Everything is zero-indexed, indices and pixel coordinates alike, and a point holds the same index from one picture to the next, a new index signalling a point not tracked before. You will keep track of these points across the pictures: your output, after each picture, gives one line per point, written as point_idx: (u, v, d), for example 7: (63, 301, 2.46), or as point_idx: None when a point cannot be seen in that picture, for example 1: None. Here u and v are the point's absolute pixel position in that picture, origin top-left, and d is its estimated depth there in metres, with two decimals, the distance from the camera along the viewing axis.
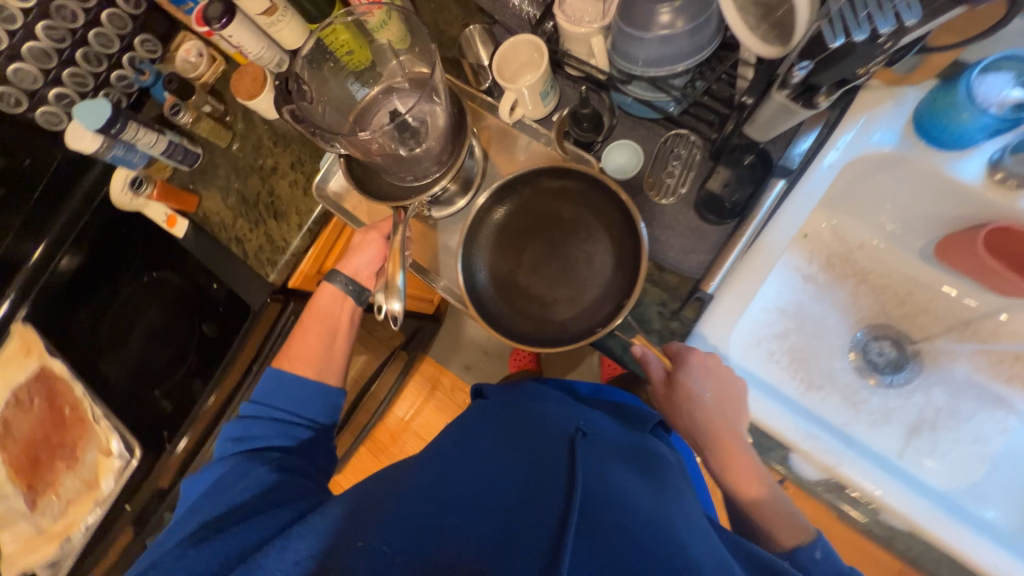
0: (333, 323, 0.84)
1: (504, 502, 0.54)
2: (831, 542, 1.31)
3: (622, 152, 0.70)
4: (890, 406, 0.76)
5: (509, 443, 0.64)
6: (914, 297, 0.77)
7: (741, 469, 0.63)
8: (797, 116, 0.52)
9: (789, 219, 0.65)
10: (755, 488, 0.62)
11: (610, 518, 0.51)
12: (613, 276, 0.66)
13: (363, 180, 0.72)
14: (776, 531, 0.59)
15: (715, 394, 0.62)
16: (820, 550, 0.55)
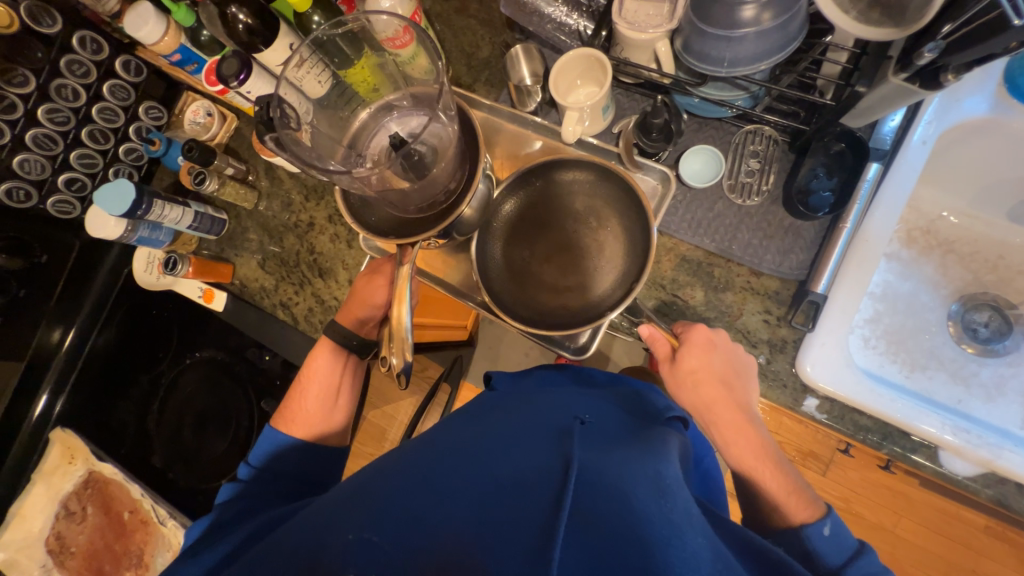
0: (336, 384, 0.72)
1: (481, 499, 0.43)
2: (912, 507, 1.31)
3: (698, 158, 0.66)
4: (1003, 375, 0.72)
5: (507, 428, 0.53)
6: (1006, 261, 0.76)
7: (745, 444, 0.57)
8: (915, 98, 0.48)
9: (890, 203, 0.60)
10: (757, 459, 0.56)
11: (601, 523, 0.40)
12: (627, 260, 0.59)
13: (363, 213, 0.60)
14: (782, 506, 0.52)
15: (722, 370, 0.59)
16: (829, 526, 0.48)
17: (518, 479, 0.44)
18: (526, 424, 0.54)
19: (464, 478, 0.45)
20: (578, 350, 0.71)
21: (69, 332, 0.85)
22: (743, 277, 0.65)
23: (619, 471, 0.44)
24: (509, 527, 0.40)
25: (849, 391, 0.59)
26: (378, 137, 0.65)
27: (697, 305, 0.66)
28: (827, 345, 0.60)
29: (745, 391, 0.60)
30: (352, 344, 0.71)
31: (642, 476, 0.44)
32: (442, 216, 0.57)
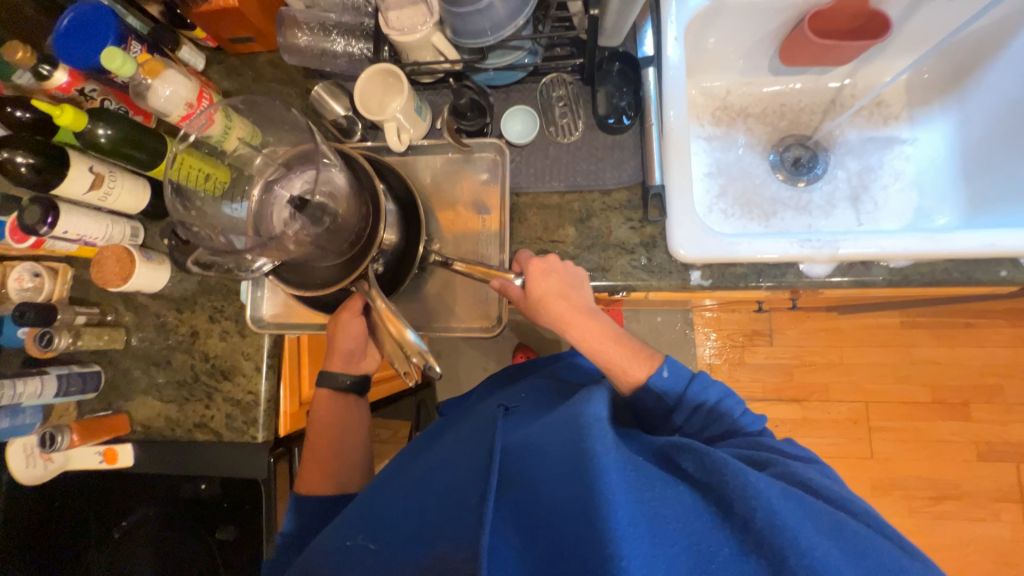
0: (346, 429, 0.75)
1: (438, 495, 0.51)
2: (846, 335, 1.48)
3: (517, 119, 0.73)
4: (829, 192, 0.86)
5: (467, 434, 0.62)
6: (788, 106, 0.91)
7: (597, 334, 0.66)
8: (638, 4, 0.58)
9: (675, 95, 0.70)
10: (605, 347, 0.66)
11: (535, 473, 0.50)
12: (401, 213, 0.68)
13: (303, 279, 0.64)
14: (629, 369, 0.65)
15: (560, 288, 0.65)
16: (666, 367, 0.63)
17: (462, 468, 0.52)
18: (473, 431, 0.62)
19: (427, 492, 0.54)
20: (495, 324, 0.74)
21: None
22: (599, 201, 0.72)
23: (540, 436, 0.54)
24: (459, 502, 0.48)
25: (716, 250, 0.67)
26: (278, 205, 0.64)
27: (574, 240, 0.72)
28: (684, 224, 0.68)
29: (583, 295, 0.67)
30: (347, 383, 0.75)
31: (561, 426, 0.55)
32: (367, 249, 0.61)
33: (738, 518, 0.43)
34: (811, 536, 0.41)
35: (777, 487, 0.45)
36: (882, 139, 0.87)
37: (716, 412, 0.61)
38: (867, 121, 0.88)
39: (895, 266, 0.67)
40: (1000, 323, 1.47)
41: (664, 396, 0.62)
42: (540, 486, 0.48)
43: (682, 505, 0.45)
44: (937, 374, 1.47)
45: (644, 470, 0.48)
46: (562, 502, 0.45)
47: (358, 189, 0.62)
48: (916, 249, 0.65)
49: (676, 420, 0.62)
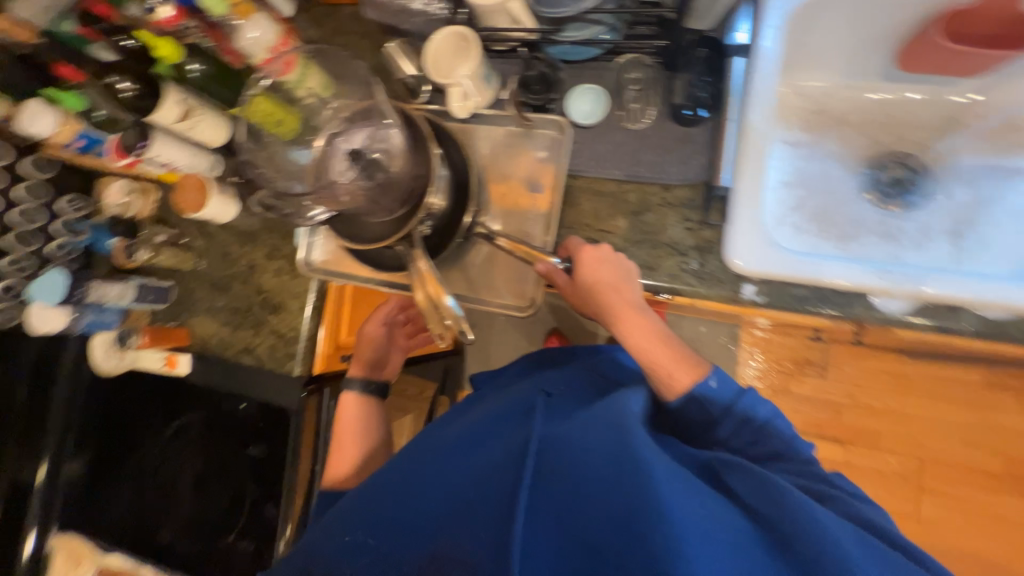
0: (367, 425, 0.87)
1: (464, 483, 0.48)
2: (915, 382, 1.34)
3: (586, 98, 0.70)
4: (925, 221, 0.77)
5: (492, 419, 0.60)
6: (896, 118, 0.81)
7: (640, 327, 0.63)
8: None
9: (764, 91, 0.63)
10: (652, 344, 0.62)
11: (569, 471, 0.46)
12: (453, 180, 0.68)
13: (353, 231, 0.66)
14: (674, 373, 0.60)
15: (611, 277, 0.63)
16: (714, 378, 0.59)
17: (490, 455, 0.51)
18: (501, 414, 0.61)
19: (449, 472, 0.52)
20: (529, 305, 0.74)
21: (41, 460, 0.85)
22: (657, 196, 0.68)
23: (577, 428, 0.51)
24: (484, 497, 0.45)
25: (777, 267, 0.61)
26: (338, 156, 0.66)
27: (624, 233, 0.69)
28: (746, 234, 0.62)
29: (635, 289, 0.64)
30: (366, 386, 0.89)
31: (602, 422, 0.52)
32: (415, 209, 0.62)
33: (800, 556, 0.41)
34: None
35: (845, 527, 0.43)
36: (1007, 169, 0.74)
37: (771, 434, 0.57)
38: (992, 146, 0.76)
39: (985, 318, 0.60)
40: None
41: (708, 406, 0.58)
42: (577, 487, 0.44)
43: (736, 532, 0.42)
44: (1018, 445, 1.30)
45: (695, 485, 0.46)
46: (604, 513, 0.42)
47: (413, 151, 0.63)
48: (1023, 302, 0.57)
49: (720, 429, 0.58)
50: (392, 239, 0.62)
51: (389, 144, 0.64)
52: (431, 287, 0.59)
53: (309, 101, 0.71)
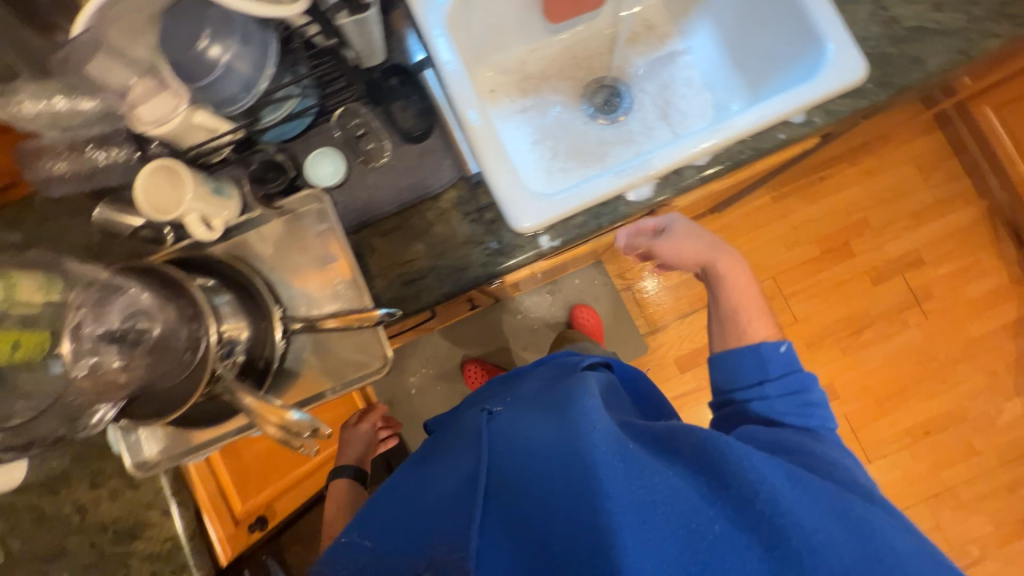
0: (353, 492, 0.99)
1: (442, 500, 0.58)
2: (733, 225, 1.69)
3: (322, 161, 0.72)
4: (640, 118, 0.94)
5: (457, 451, 0.68)
6: (579, 55, 0.97)
7: (737, 267, 0.82)
8: (371, 22, 0.60)
9: (458, 81, 0.73)
10: (749, 293, 0.81)
11: (521, 464, 0.57)
12: (235, 297, 0.65)
13: (159, 410, 0.59)
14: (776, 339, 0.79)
15: (725, 264, 0.82)
16: (784, 344, 0.74)
17: (451, 482, 0.60)
18: (462, 445, 0.68)
19: (417, 506, 0.61)
20: (383, 363, 0.72)
21: None
22: (432, 208, 0.73)
23: (535, 442, 0.60)
24: (452, 511, 0.55)
25: (547, 212, 0.70)
26: (88, 351, 0.55)
27: (424, 252, 0.72)
28: (512, 197, 0.70)
29: (724, 254, 0.82)
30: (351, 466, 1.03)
31: (556, 433, 0.59)
32: (200, 351, 0.57)
33: (733, 489, 0.53)
34: (803, 514, 0.51)
35: (783, 473, 0.55)
36: (664, 57, 0.95)
37: (805, 396, 0.73)
38: (646, 46, 0.95)
39: (700, 165, 0.72)
40: (843, 168, 1.71)
41: (767, 360, 0.74)
42: (527, 492, 0.54)
43: (670, 486, 0.52)
44: (814, 229, 1.70)
45: (634, 457, 0.54)
46: (553, 494, 0.53)
47: (171, 301, 0.58)
48: (710, 142, 0.70)
49: (770, 374, 0.73)
50: (196, 391, 0.56)
51: (137, 308, 0.57)
52: (270, 418, 0.55)
53: (31, 309, 0.56)
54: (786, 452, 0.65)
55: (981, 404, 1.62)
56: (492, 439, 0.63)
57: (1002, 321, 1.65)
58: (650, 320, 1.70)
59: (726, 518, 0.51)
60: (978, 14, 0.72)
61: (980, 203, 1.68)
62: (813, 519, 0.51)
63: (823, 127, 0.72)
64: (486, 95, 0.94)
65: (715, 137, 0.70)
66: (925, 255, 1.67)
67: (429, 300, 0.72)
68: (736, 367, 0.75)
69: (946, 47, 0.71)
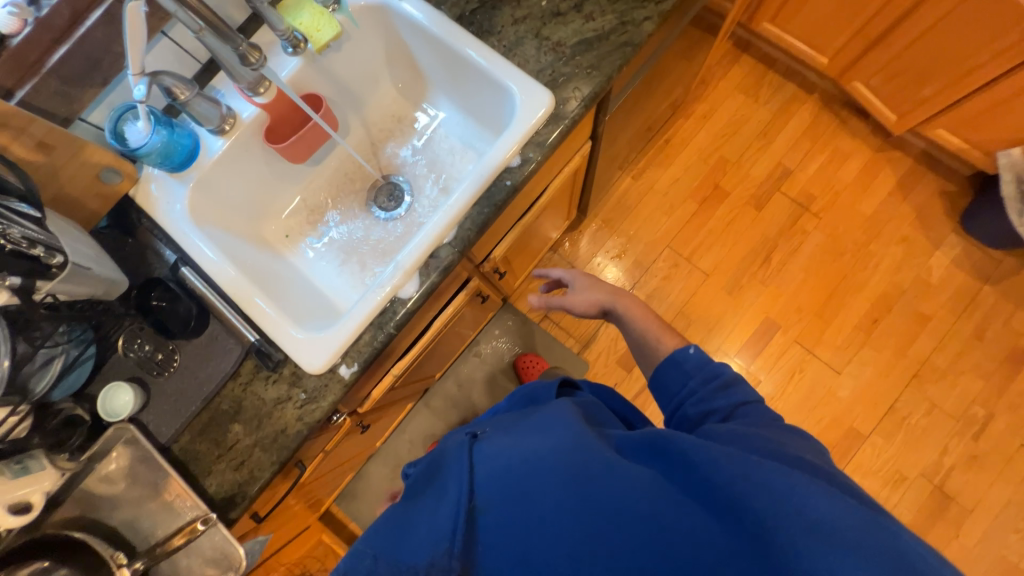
0: None
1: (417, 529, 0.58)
2: (611, 218, 1.73)
3: (115, 394, 0.73)
4: (423, 198, 0.98)
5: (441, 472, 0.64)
6: (349, 169, 1.01)
7: (631, 305, 0.90)
8: (82, 267, 0.66)
9: (214, 264, 0.77)
10: (652, 327, 0.87)
11: (505, 488, 0.56)
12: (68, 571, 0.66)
13: None
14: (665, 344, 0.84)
15: (621, 302, 0.91)
16: (692, 346, 0.75)
17: (434, 510, 0.58)
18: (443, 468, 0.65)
19: (400, 526, 0.60)
20: (238, 562, 0.70)
21: None
22: (236, 386, 0.75)
23: (529, 463, 0.57)
24: (433, 538, 0.55)
25: (334, 344, 0.72)
26: None
27: (244, 430, 0.73)
28: (296, 345, 0.73)
29: (617, 297, 0.92)
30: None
31: (550, 452, 0.57)
32: None
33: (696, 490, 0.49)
34: (778, 519, 0.44)
35: (814, 490, 0.45)
36: (423, 137, 1.01)
37: (727, 380, 0.69)
38: (403, 136, 1.01)
39: (453, 238, 0.75)
40: (682, 124, 1.79)
41: (682, 363, 0.73)
42: (524, 524, 0.53)
43: (669, 501, 0.49)
44: (683, 186, 1.74)
45: (630, 476, 0.51)
46: (528, 518, 0.52)
47: None
48: (447, 217, 0.73)
49: (689, 373, 0.72)
50: None
51: None
52: None
53: None
54: (745, 439, 0.55)
55: (908, 273, 1.63)
56: (480, 463, 0.60)
57: (886, 190, 1.69)
58: (578, 336, 1.70)
59: (694, 518, 0.47)
60: (627, 11, 0.79)
61: (813, 99, 1.77)
62: (784, 518, 0.44)
63: (543, 157, 0.77)
64: (282, 243, 0.96)
65: (448, 213, 0.74)
66: (789, 164, 1.73)
67: (263, 475, 0.72)
68: (661, 387, 0.75)
69: (612, 49, 0.78)
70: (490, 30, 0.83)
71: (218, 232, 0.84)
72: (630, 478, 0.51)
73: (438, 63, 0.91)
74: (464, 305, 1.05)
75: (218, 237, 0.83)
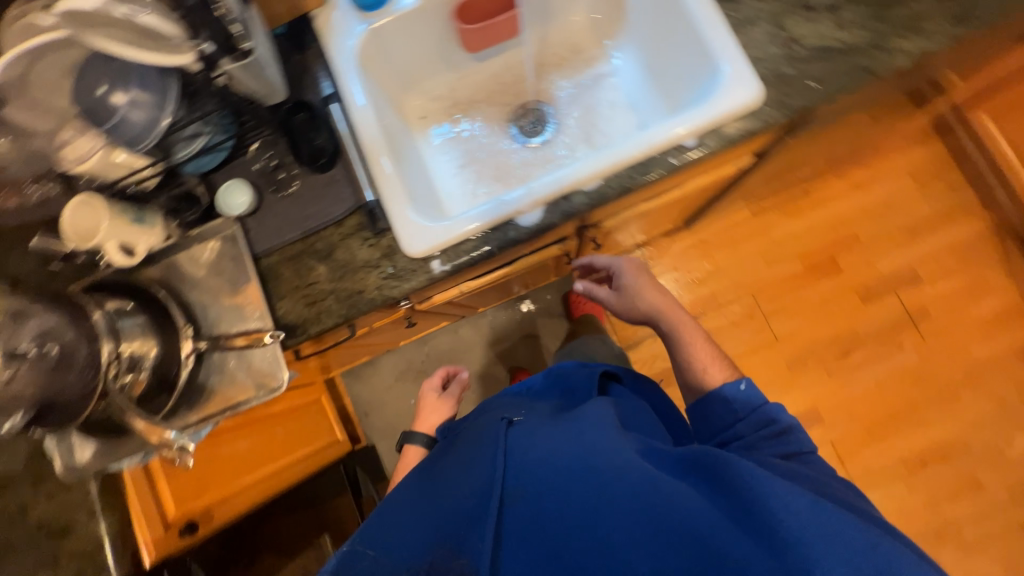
0: None
1: (448, 513, 0.59)
2: (710, 241, 1.64)
3: (235, 189, 0.77)
4: (565, 139, 0.94)
5: (472, 458, 0.64)
6: (506, 80, 0.97)
7: (664, 300, 0.88)
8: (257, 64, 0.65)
9: (362, 116, 0.78)
10: (705, 352, 0.83)
11: (539, 486, 0.55)
12: (147, 319, 0.72)
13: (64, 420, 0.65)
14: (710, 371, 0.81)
15: (670, 326, 0.87)
16: (743, 381, 0.74)
17: (466, 494, 0.59)
18: (475, 453, 0.64)
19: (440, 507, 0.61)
20: (280, 383, 0.76)
21: None
22: (335, 234, 0.77)
23: (562, 464, 0.56)
24: (466, 520, 0.56)
25: (439, 237, 0.72)
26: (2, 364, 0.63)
27: (327, 275, 0.76)
28: (404, 224, 0.73)
29: (677, 316, 0.87)
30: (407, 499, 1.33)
31: (584, 454, 0.56)
32: (98, 366, 0.65)
33: (750, 523, 0.50)
34: (819, 552, 0.47)
35: (843, 526, 0.49)
36: (591, 80, 0.95)
37: (783, 426, 0.70)
38: (572, 69, 0.96)
39: (591, 191, 0.72)
40: (830, 181, 1.63)
41: (732, 403, 0.74)
42: (561, 527, 0.52)
43: (717, 527, 0.50)
44: (798, 244, 1.61)
45: (675, 497, 0.52)
46: (567, 517, 0.52)
47: (73, 323, 0.65)
48: (599, 169, 0.71)
49: (741, 414, 0.73)
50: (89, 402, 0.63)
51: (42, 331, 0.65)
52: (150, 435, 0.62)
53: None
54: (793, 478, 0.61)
55: (985, 435, 1.49)
56: (511, 455, 0.60)
57: (1009, 344, 1.51)
58: (621, 336, 1.67)
59: (747, 545, 0.48)
60: (884, 31, 0.69)
61: (984, 217, 1.56)
62: (830, 560, 0.47)
63: (716, 149, 0.71)
64: (416, 123, 0.95)
65: (598, 165, 0.71)
66: (920, 272, 1.57)
67: (328, 322, 0.75)
68: (704, 420, 0.76)
69: (847, 65, 0.68)
70: None
71: (372, 85, 0.84)
72: (682, 496, 0.52)
73: (648, 9, 0.84)
74: (550, 257, 1.03)
75: (371, 90, 0.83)
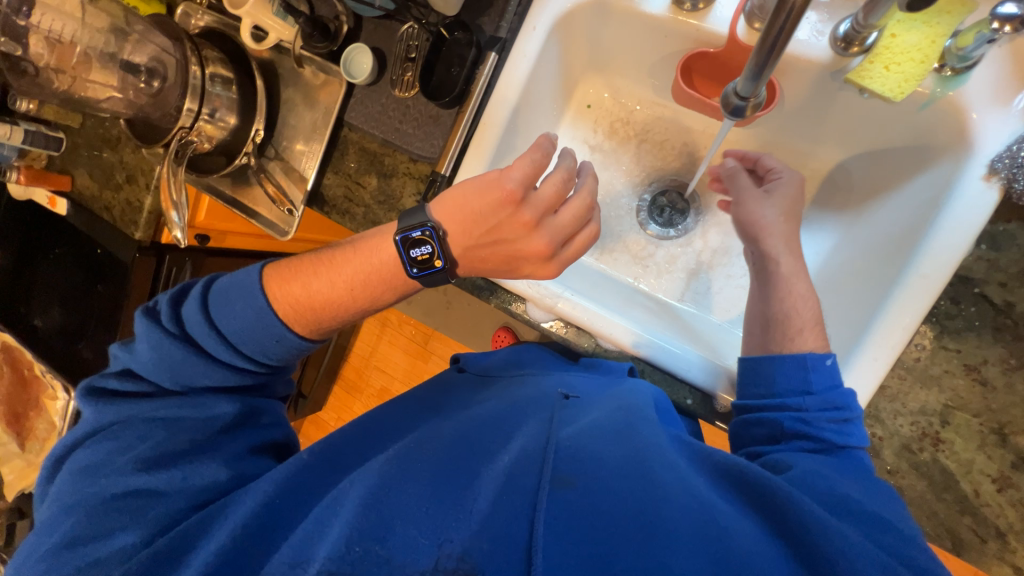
0: (391, 359, 1.60)
1: (479, 474, 0.48)
2: None
3: (363, 55, 0.73)
4: (674, 254, 0.80)
5: (500, 431, 0.55)
6: (688, 147, 0.80)
7: (804, 293, 0.57)
8: None
9: (509, 90, 0.69)
10: (809, 312, 0.56)
11: (590, 469, 0.46)
12: (242, 105, 0.79)
13: (148, 132, 0.76)
14: (802, 331, 0.55)
15: (789, 260, 0.60)
16: (831, 357, 0.52)
17: (498, 459, 0.49)
18: (518, 420, 0.56)
19: (461, 455, 0.51)
20: (286, 231, 0.81)
21: None
22: (405, 165, 0.75)
23: (592, 454, 0.48)
24: (471, 497, 0.44)
25: None
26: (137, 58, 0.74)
27: (373, 191, 0.77)
28: None
29: (774, 245, 0.60)
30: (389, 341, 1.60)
31: (628, 455, 0.48)
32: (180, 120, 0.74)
33: (801, 547, 0.40)
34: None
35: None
36: None
37: (851, 413, 0.50)
38: None
39: (602, 343, 0.68)
40: None
41: (811, 371, 0.51)
42: (603, 521, 0.41)
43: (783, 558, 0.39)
44: None
45: (727, 522, 0.41)
46: (619, 519, 0.42)
47: (181, 72, 0.73)
48: (619, 338, 0.65)
49: (814, 387, 0.51)
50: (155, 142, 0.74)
51: (165, 58, 0.73)
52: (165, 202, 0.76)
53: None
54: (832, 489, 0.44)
55: None
56: (548, 429, 0.52)
57: None
58: None
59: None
60: None
61: None
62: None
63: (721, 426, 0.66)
64: (577, 107, 0.82)
65: (624, 332, 0.65)
66: None
67: (347, 224, 0.79)
68: (755, 372, 0.55)
69: (939, 515, 0.53)
70: (950, 328, 0.52)
71: (551, 54, 0.70)
72: (728, 523, 0.41)
73: (884, 237, 0.60)
74: None
75: (544, 61, 0.70)
